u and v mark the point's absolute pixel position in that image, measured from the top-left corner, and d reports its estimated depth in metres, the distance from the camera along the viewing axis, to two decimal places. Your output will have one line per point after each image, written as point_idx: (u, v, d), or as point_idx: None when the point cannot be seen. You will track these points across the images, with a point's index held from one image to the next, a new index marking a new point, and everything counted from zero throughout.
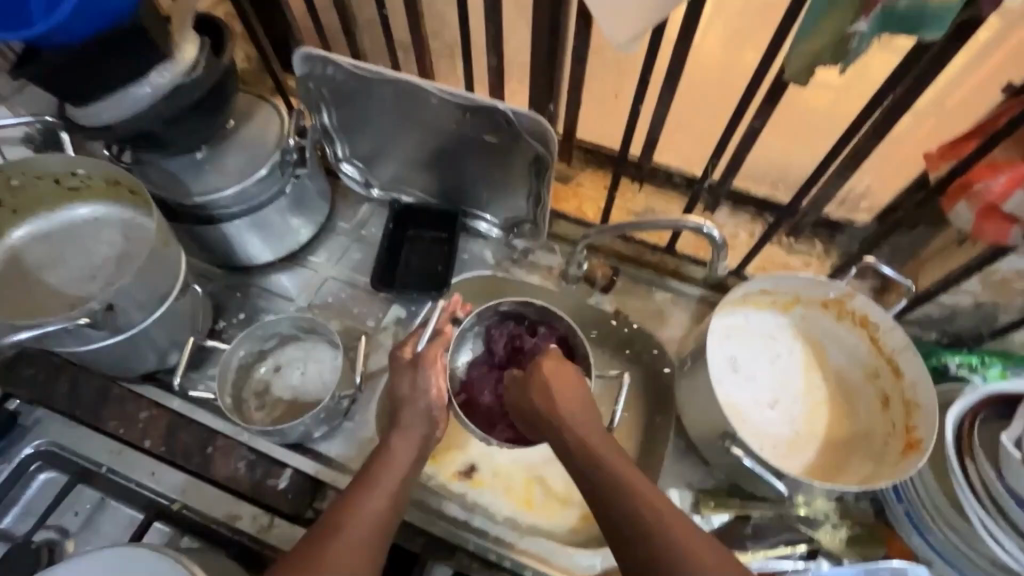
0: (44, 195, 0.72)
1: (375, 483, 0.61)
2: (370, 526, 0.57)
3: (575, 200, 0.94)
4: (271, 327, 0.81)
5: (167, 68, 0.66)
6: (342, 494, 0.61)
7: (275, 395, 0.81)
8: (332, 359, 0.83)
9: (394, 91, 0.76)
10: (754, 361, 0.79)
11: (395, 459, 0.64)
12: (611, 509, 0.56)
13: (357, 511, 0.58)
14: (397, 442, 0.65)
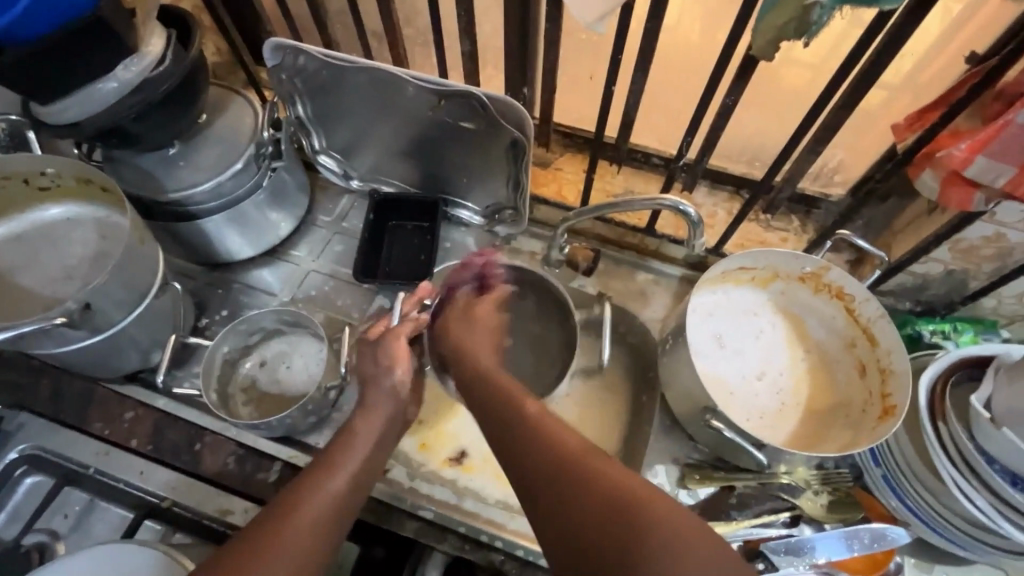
0: (16, 196, 0.71)
1: (333, 469, 0.58)
2: (321, 517, 0.53)
3: (556, 182, 0.94)
4: (253, 321, 0.81)
5: (133, 63, 0.65)
6: (316, 461, 0.60)
7: (262, 391, 0.81)
8: (317, 352, 0.83)
9: (368, 80, 0.76)
10: (736, 336, 0.80)
11: (357, 446, 0.61)
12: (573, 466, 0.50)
13: (304, 504, 0.54)
14: (364, 428, 0.63)
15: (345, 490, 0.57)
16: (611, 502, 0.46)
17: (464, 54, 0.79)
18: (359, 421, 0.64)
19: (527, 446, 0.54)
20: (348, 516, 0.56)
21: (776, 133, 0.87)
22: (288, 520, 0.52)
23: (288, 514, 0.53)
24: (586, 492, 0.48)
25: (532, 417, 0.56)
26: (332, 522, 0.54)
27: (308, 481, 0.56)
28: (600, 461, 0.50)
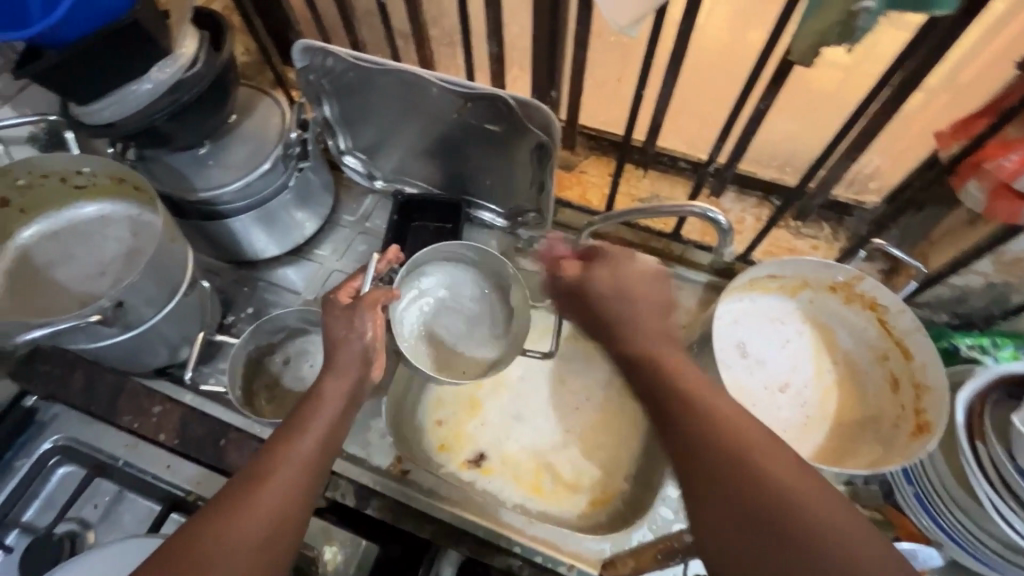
0: (52, 194, 0.72)
1: (301, 431, 0.54)
2: (292, 484, 0.50)
3: (579, 186, 0.94)
4: (277, 320, 0.82)
5: (167, 64, 0.67)
6: (277, 432, 0.54)
7: (285, 389, 0.82)
8: None
9: (394, 80, 0.76)
10: (762, 346, 0.78)
11: (323, 407, 0.56)
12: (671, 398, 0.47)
13: (277, 472, 0.50)
14: (332, 384, 0.58)
15: (313, 449, 0.53)
16: (748, 472, 0.41)
17: (491, 56, 0.78)
18: (327, 380, 0.58)
19: (667, 399, 0.47)
20: (320, 476, 0.53)
21: (810, 138, 0.85)
22: (261, 488, 0.49)
23: (259, 482, 0.49)
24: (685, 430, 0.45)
25: (671, 369, 0.49)
26: (305, 486, 0.51)
27: (276, 443, 0.53)
28: (735, 418, 0.44)
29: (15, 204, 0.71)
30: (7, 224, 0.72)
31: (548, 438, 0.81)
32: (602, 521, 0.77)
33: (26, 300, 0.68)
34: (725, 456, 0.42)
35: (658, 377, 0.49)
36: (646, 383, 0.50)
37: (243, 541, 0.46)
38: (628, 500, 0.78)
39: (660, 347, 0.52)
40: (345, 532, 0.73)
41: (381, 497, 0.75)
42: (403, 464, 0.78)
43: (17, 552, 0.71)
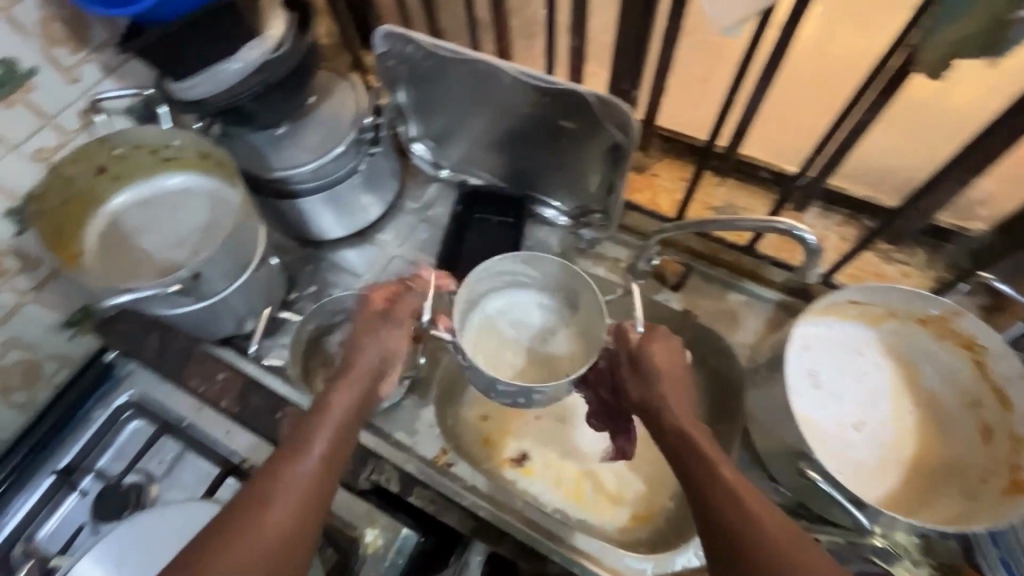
0: (143, 164, 0.76)
1: (303, 450, 0.54)
2: (299, 502, 0.51)
3: (649, 190, 0.90)
4: (337, 302, 0.82)
5: (257, 45, 0.69)
6: (275, 451, 0.55)
7: (340, 369, 0.83)
8: None
9: (470, 71, 0.75)
10: (836, 376, 0.73)
11: (328, 422, 0.57)
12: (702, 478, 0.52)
13: (281, 492, 0.51)
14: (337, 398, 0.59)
15: (319, 466, 0.54)
16: (755, 532, 0.47)
17: (572, 50, 0.75)
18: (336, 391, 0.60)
19: (687, 460, 0.54)
20: (327, 493, 0.53)
21: (913, 155, 0.82)
22: (266, 509, 0.50)
23: (263, 502, 0.51)
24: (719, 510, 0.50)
25: (696, 440, 0.55)
26: (309, 504, 0.52)
27: (278, 461, 0.54)
28: (746, 493, 0.50)
29: (110, 172, 0.74)
30: (102, 190, 0.75)
31: (594, 446, 0.79)
32: (645, 538, 0.75)
33: (115, 266, 0.72)
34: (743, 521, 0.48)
35: (683, 445, 0.55)
36: (675, 454, 0.56)
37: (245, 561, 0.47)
38: (672, 521, 0.75)
39: (691, 425, 0.56)
40: (388, 517, 0.75)
41: (423, 486, 0.75)
42: (446, 457, 0.77)
43: (91, 496, 0.77)
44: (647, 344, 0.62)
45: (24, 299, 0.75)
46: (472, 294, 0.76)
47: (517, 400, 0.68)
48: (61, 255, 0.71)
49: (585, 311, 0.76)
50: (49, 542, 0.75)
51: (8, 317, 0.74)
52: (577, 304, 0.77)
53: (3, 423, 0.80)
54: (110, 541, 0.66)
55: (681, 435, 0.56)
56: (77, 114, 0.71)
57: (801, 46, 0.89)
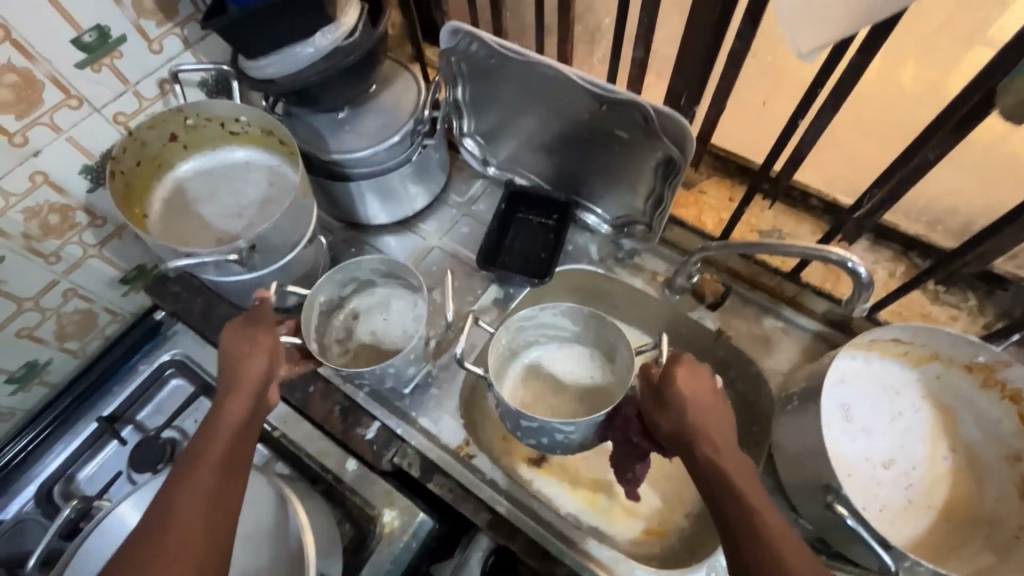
0: (211, 135, 0.79)
1: (195, 470, 0.52)
2: (195, 517, 0.49)
3: (695, 207, 0.90)
4: (347, 273, 0.81)
5: (330, 31, 0.71)
6: (164, 481, 0.52)
7: (356, 340, 0.83)
8: (411, 306, 0.84)
9: (530, 75, 0.76)
10: (870, 412, 0.72)
11: (218, 434, 0.55)
12: (736, 515, 0.52)
13: (181, 517, 0.48)
14: (229, 412, 0.56)
15: (214, 485, 0.51)
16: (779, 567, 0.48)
17: (634, 60, 0.76)
18: (224, 404, 0.57)
19: (723, 496, 0.54)
20: (228, 501, 0.51)
21: (966, 201, 0.83)
22: (162, 547, 0.47)
23: (157, 541, 0.47)
24: (753, 550, 0.50)
25: (731, 475, 0.55)
26: (213, 522, 0.49)
27: (170, 493, 0.50)
28: (777, 527, 0.50)
29: (180, 140, 0.77)
30: (171, 157, 0.79)
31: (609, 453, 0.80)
32: (656, 553, 0.74)
33: (178, 232, 0.75)
34: (763, 559, 0.49)
35: (719, 483, 0.54)
36: (709, 487, 0.55)
37: None
38: (684, 540, 0.75)
39: (730, 460, 0.56)
40: (407, 500, 0.74)
41: (444, 475, 0.77)
42: (470, 448, 0.78)
43: (130, 446, 0.81)
44: (676, 373, 0.61)
45: (89, 253, 0.79)
46: (512, 347, 0.80)
47: (540, 439, 0.70)
48: (129, 214, 0.74)
49: (619, 359, 0.77)
50: (88, 484, 0.79)
51: (72, 268, 0.78)
52: (611, 355, 0.79)
53: (55, 368, 0.85)
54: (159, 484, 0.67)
55: (716, 468, 0.55)
56: (156, 83, 0.74)
57: (863, 91, 0.91)
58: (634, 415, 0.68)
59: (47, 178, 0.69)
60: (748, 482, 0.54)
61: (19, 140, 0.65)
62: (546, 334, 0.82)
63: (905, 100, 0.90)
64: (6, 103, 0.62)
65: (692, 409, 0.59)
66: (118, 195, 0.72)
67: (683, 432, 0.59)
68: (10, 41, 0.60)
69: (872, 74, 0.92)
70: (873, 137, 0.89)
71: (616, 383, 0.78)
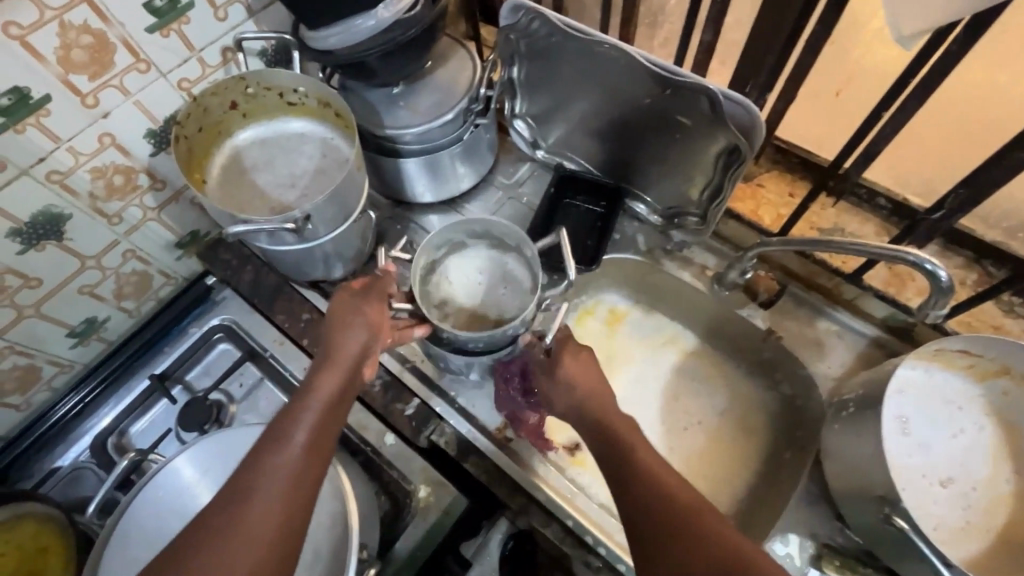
0: (269, 105, 0.80)
1: (286, 439, 0.54)
2: (281, 485, 0.51)
3: (752, 201, 0.87)
4: (444, 233, 0.80)
5: (391, 4, 0.70)
6: (258, 444, 0.55)
7: (455, 305, 0.80)
8: (508, 266, 0.82)
9: (595, 57, 0.73)
10: (929, 426, 0.69)
11: (309, 409, 0.57)
12: (619, 467, 0.55)
13: (269, 482, 0.51)
14: (322, 388, 0.59)
15: (301, 458, 0.53)
16: (677, 511, 0.50)
17: (702, 45, 0.73)
18: (320, 378, 0.59)
19: (614, 456, 0.56)
20: (314, 475, 0.54)
21: None
22: (246, 510, 0.49)
23: (242, 501, 0.50)
24: (640, 501, 0.52)
25: (624, 433, 0.57)
26: (296, 491, 0.52)
27: (259, 457, 0.53)
28: (665, 474, 0.53)
29: (239, 108, 0.78)
30: (230, 125, 0.80)
31: None
32: None
33: (233, 198, 0.77)
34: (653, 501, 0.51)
35: (607, 439, 0.57)
36: (601, 449, 0.58)
37: (245, 548, 0.48)
38: None
39: (611, 413, 0.59)
40: (442, 478, 0.74)
41: (480, 456, 0.77)
42: (507, 431, 0.78)
43: (178, 405, 0.84)
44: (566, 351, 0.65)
45: (148, 216, 0.81)
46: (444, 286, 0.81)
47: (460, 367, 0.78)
48: (190, 179, 0.76)
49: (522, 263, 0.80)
50: (139, 438, 0.83)
51: (132, 230, 0.80)
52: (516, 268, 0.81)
53: (112, 326, 0.88)
54: (211, 444, 0.68)
55: (600, 424, 0.59)
56: (219, 51, 0.75)
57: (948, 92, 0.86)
58: (517, 373, 0.75)
59: (114, 140, 0.71)
60: (635, 434, 0.57)
61: (91, 101, 0.66)
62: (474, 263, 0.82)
63: (990, 106, 0.85)
64: (81, 65, 0.63)
65: (576, 373, 0.63)
66: (181, 160, 0.74)
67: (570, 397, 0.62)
68: (88, 3, 0.61)
69: (964, 74, 0.86)
70: (949, 142, 0.85)
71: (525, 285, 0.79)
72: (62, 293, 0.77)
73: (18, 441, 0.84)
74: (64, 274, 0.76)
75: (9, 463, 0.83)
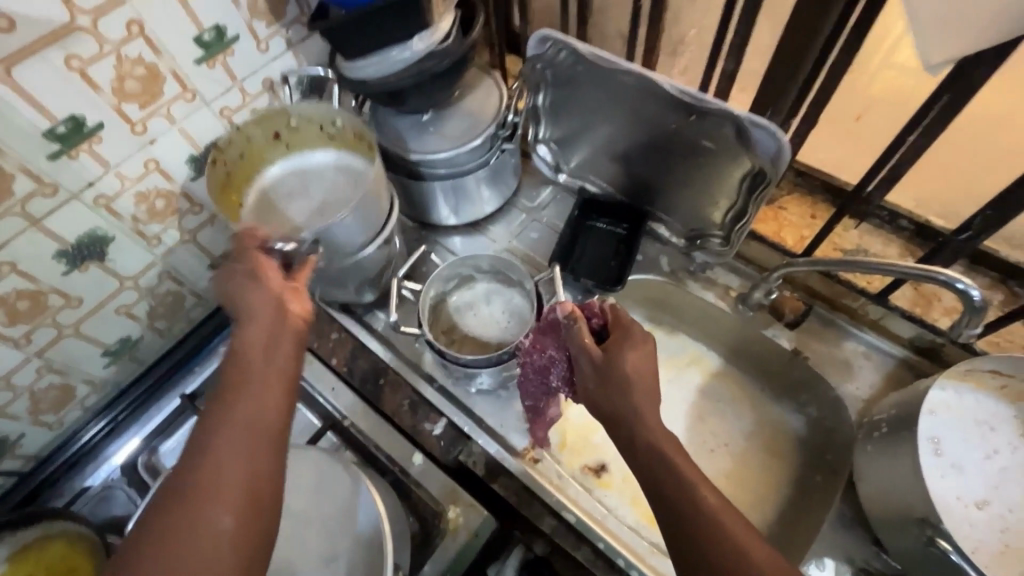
0: (310, 137, 0.81)
1: (233, 395, 0.50)
2: (238, 435, 0.47)
3: (775, 222, 0.88)
4: (451, 269, 0.83)
5: (426, 36, 0.73)
6: (201, 412, 0.50)
7: (459, 332, 0.83)
8: (512, 299, 0.84)
9: (616, 84, 0.76)
10: (966, 449, 0.69)
11: (248, 362, 0.53)
12: (675, 500, 0.53)
13: (224, 436, 0.47)
14: (247, 341, 0.54)
15: (255, 405, 0.49)
16: (733, 552, 0.49)
17: (724, 74, 0.76)
18: (247, 331, 0.54)
19: (666, 486, 0.54)
20: (273, 422, 0.50)
21: None
22: (201, 477, 0.45)
23: (196, 469, 0.45)
24: (697, 539, 0.51)
25: (676, 460, 0.54)
26: (258, 437, 0.48)
27: (202, 426, 0.48)
28: (725, 513, 0.52)
29: (282, 138, 0.81)
30: (273, 155, 0.82)
31: None
32: None
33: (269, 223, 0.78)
34: (711, 541, 0.50)
35: (664, 471, 0.54)
36: (653, 475, 0.55)
37: (218, 501, 0.44)
38: None
39: (664, 440, 0.56)
40: (471, 499, 0.74)
41: (508, 476, 0.77)
42: (535, 452, 0.79)
43: None
44: (623, 354, 0.60)
45: (185, 238, 0.83)
46: (450, 315, 0.84)
47: (469, 389, 0.82)
48: (225, 202, 0.77)
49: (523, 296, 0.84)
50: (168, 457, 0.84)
51: (169, 252, 0.82)
52: (516, 300, 0.84)
53: (145, 346, 0.89)
54: None
55: (654, 451, 0.55)
56: (259, 81, 0.79)
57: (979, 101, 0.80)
58: (560, 358, 0.68)
59: (158, 166, 0.74)
60: (697, 474, 0.54)
61: (140, 129, 0.69)
62: (481, 294, 0.86)
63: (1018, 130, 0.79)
64: (132, 94, 0.66)
65: (629, 390, 0.58)
66: (216, 181, 0.76)
67: (624, 412, 0.58)
68: (143, 37, 0.64)
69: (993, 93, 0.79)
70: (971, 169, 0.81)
71: (523, 316, 0.83)
72: (99, 313, 0.79)
73: (49, 461, 0.85)
74: (104, 295, 0.78)
75: (43, 481, 0.84)
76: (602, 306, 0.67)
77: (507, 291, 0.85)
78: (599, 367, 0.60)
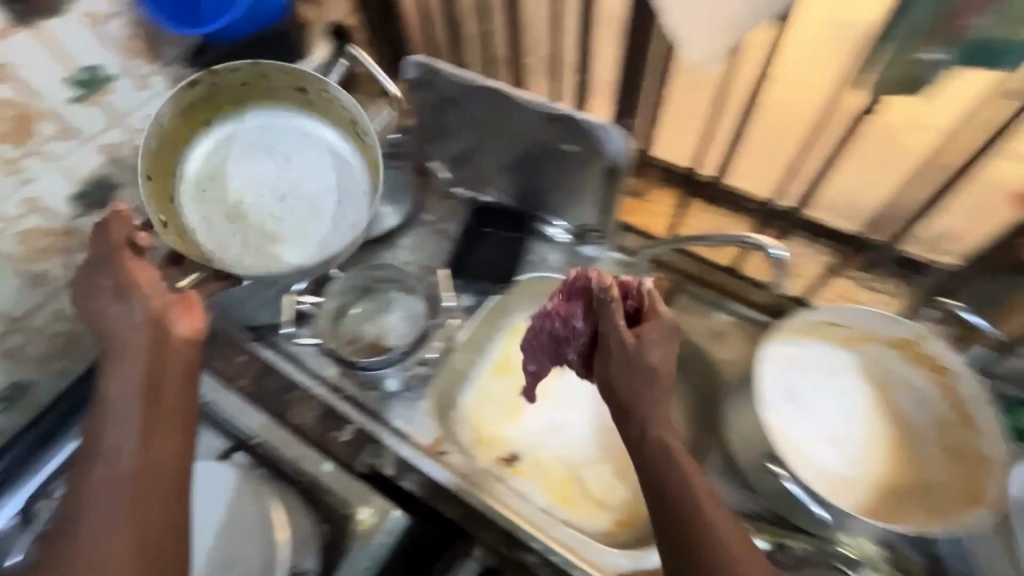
0: (335, 119, 0.84)
1: (109, 449, 0.55)
2: (114, 488, 0.53)
3: (643, 215, 0.99)
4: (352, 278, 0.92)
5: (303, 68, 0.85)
6: (81, 468, 0.56)
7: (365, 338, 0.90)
8: (412, 303, 0.92)
9: (483, 102, 0.85)
10: (817, 395, 0.78)
11: (119, 409, 0.58)
12: (677, 498, 0.57)
13: (105, 490, 0.53)
14: (118, 386, 0.59)
15: (134, 454, 0.55)
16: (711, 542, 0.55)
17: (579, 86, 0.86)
18: (115, 375, 0.59)
19: (665, 480, 0.58)
20: (155, 464, 0.55)
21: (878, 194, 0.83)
22: (88, 534, 0.51)
23: (82, 526, 0.52)
24: (681, 527, 0.56)
25: (679, 458, 0.59)
26: (140, 483, 0.54)
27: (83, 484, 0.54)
28: (709, 502, 0.57)
29: (310, 98, 0.83)
30: (285, 101, 0.84)
31: (557, 436, 0.88)
32: (628, 540, 0.81)
33: (228, 166, 0.82)
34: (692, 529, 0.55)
35: (667, 469, 0.58)
36: (656, 472, 0.58)
37: (111, 552, 0.50)
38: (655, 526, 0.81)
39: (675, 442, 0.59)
40: (382, 498, 0.76)
41: (419, 473, 0.81)
42: (441, 445, 0.84)
43: None
44: (654, 345, 0.60)
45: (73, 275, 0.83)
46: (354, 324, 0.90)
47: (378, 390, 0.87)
48: (190, 121, 0.80)
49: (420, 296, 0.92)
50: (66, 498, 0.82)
51: (56, 290, 0.82)
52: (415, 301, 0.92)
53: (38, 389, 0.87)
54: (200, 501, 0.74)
55: (662, 450, 0.59)
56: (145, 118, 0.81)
57: (782, 89, 0.77)
58: (583, 330, 0.67)
59: (38, 204, 0.75)
60: (689, 467, 0.59)
61: (14, 167, 0.70)
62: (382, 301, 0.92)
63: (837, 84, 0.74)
64: (5, 135, 0.68)
65: (651, 379, 0.59)
66: (191, 98, 0.77)
67: (637, 403, 0.60)
68: (11, 79, 0.66)
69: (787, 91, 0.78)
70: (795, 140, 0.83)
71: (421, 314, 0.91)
72: None
73: None
74: None
75: None
76: (640, 286, 0.64)
77: (407, 296, 0.92)
78: (635, 357, 0.60)
